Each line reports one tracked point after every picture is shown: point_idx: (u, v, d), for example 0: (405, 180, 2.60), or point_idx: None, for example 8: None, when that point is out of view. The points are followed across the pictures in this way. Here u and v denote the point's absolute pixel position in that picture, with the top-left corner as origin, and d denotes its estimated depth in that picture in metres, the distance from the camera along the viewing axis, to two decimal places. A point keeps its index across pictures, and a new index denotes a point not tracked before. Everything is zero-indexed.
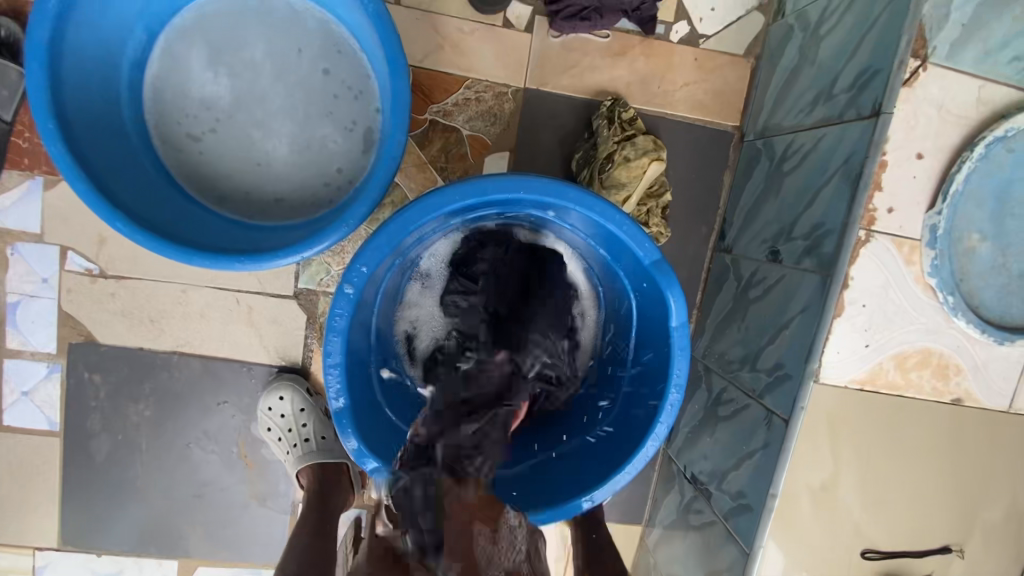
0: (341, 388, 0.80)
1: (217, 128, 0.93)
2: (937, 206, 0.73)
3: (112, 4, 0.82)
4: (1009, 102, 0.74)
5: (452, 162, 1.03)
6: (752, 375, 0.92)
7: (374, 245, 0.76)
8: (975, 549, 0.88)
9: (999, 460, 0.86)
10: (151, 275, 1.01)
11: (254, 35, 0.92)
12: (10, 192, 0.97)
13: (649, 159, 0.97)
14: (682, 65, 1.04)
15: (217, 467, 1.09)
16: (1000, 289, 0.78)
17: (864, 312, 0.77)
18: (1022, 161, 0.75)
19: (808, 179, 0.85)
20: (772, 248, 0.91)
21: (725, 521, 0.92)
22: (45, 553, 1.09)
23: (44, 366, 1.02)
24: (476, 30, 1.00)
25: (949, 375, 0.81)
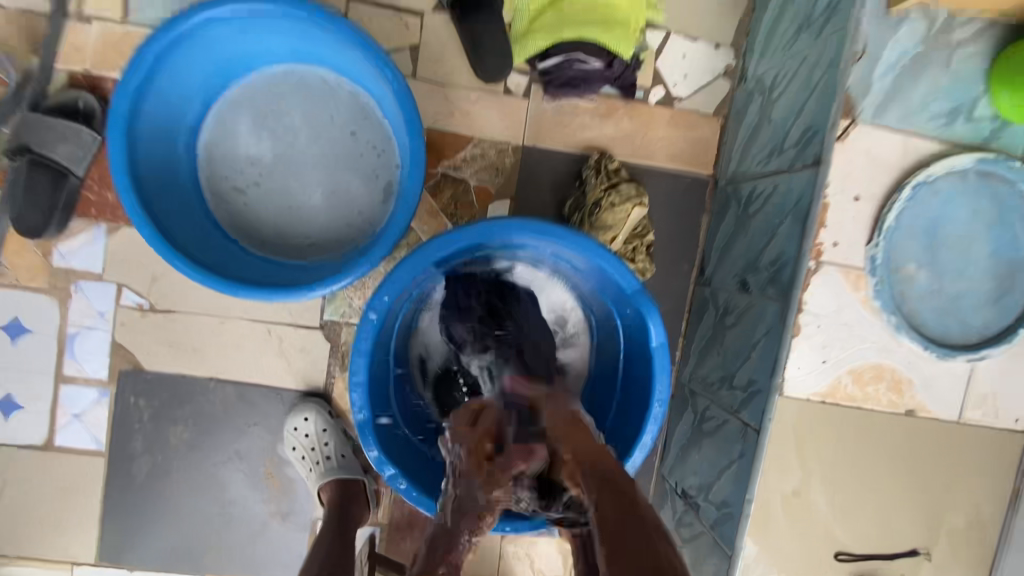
0: (364, 403, 0.91)
1: (259, 182, 1.09)
2: (875, 239, 0.86)
3: (178, 83, 0.98)
4: (931, 153, 0.87)
5: (460, 208, 1.18)
6: (729, 393, 1.02)
7: (393, 278, 0.89)
8: (940, 553, 0.96)
9: (957, 467, 0.95)
10: (195, 309, 1.14)
11: (292, 103, 1.08)
12: (76, 237, 1.11)
13: (632, 204, 1.11)
14: (661, 123, 1.19)
15: (244, 486, 1.19)
16: (938, 312, 0.89)
17: (820, 331, 0.88)
18: (948, 202, 0.88)
19: (768, 218, 0.98)
20: (741, 279, 1.04)
21: (712, 530, 1.00)
22: (83, 568, 1.18)
23: (95, 391, 1.14)
24: (481, 96, 1.16)
25: (902, 389, 0.91)
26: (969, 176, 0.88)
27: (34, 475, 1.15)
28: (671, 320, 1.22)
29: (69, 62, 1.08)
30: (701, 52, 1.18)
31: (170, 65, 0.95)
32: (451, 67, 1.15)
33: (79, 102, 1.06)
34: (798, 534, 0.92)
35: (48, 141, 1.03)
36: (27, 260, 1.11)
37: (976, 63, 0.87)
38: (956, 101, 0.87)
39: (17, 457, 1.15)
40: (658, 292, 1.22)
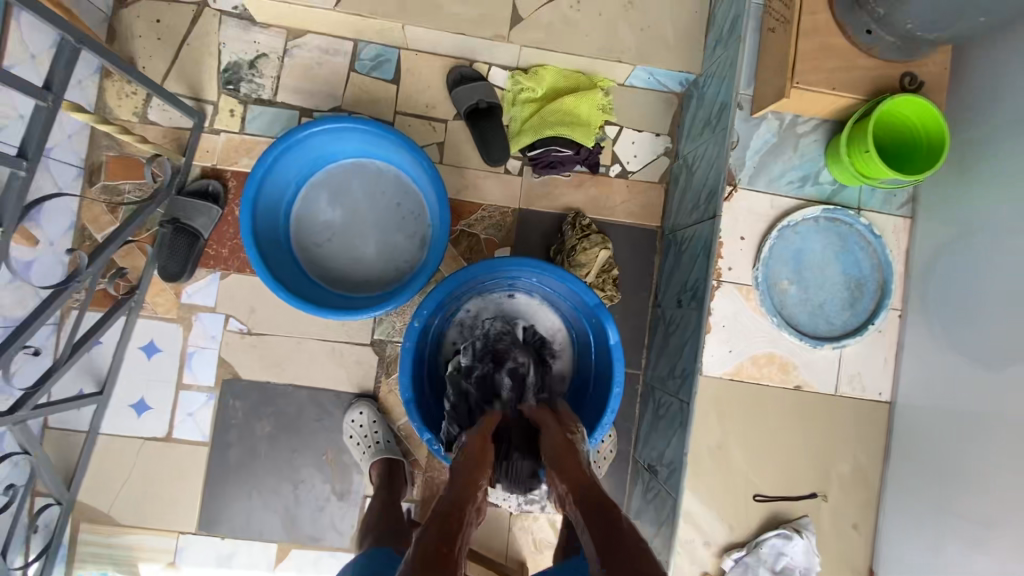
0: (409, 385, 1.28)
1: (332, 239, 1.52)
2: (756, 265, 1.27)
3: (283, 175, 1.44)
4: (790, 206, 1.30)
5: (474, 255, 1.61)
6: (673, 381, 1.39)
7: (431, 297, 1.30)
8: (834, 496, 1.29)
9: (838, 429, 1.30)
10: (280, 332, 1.55)
11: (356, 185, 1.54)
12: (199, 280, 1.55)
13: (600, 248, 1.53)
14: (619, 190, 1.63)
15: (311, 469, 1.55)
16: (808, 314, 1.29)
17: (725, 328, 1.27)
18: (806, 238, 1.30)
19: (691, 253, 1.40)
20: (678, 299, 1.43)
21: (665, 484, 1.35)
22: (186, 536, 1.52)
23: (204, 395, 1.54)
24: (488, 175, 1.62)
25: (789, 370, 1.29)
26: (821, 221, 1.30)
27: (155, 461, 1.52)
28: (634, 335, 1.61)
29: (203, 160, 1.57)
30: (646, 139, 1.64)
31: (280, 164, 1.41)
32: (466, 156, 1.62)
33: (210, 187, 1.54)
34: (722, 479, 1.28)
35: (191, 215, 1.49)
36: (163, 298, 1.54)
37: (817, 147, 1.30)
38: (805, 171, 1.30)
39: (144, 446, 1.52)
40: (624, 314, 1.61)
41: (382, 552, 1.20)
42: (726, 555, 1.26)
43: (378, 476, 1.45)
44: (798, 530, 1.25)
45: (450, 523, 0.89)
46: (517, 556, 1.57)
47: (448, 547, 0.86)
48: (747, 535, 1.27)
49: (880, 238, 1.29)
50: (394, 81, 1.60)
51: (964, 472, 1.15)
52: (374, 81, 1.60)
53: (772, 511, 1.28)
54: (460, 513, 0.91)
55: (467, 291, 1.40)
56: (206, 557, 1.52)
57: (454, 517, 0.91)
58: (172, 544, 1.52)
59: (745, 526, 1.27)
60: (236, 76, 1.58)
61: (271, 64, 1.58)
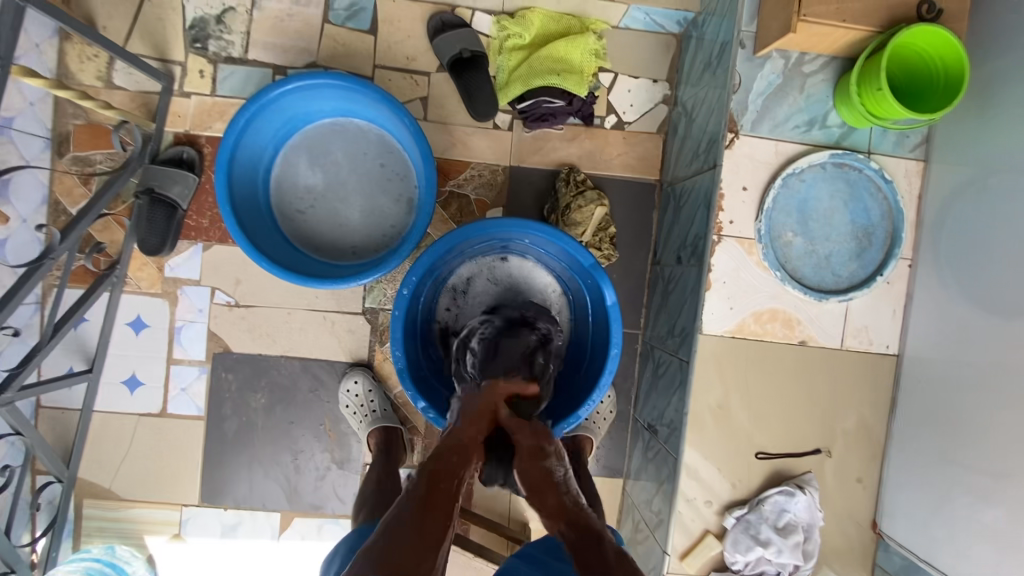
0: (401, 354, 1.25)
1: (315, 205, 1.46)
2: (760, 217, 1.21)
3: (258, 138, 1.37)
4: (796, 152, 1.22)
5: (465, 216, 1.54)
6: (672, 341, 1.35)
7: (419, 263, 1.25)
8: (838, 450, 1.27)
9: (844, 385, 1.26)
10: (268, 303, 1.51)
11: (337, 146, 1.47)
12: (181, 253, 1.50)
13: (595, 205, 1.47)
14: (615, 142, 1.55)
15: (310, 439, 1.54)
16: (814, 267, 1.23)
17: (726, 285, 1.22)
18: (812, 187, 1.23)
19: (691, 207, 1.32)
20: (677, 255, 1.37)
21: (665, 444, 1.32)
22: (189, 508, 1.52)
23: (196, 369, 1.51)
24: (476, 131, 1.54)
25: (793, 326, 1.24)
26: (828, 167, 1.23)
27: (152, 436, 1.51)
28: (633, 295, 1.55)
29: (174, 126, 1.49)
30: (642, 86, 1.54)
31: (254, 126, 1.33)
32: (452, 111, 1.53)
33: (184, 154, 1.47)
34: (724, 437, 1.25)
35: (166, 184, 1.42)
36: (146, 272, 1.49)
37: (824, 87, 1.22)
38: (813, 115, 1.22)
39: (140, 423, 1.51)
40: (622, 273, 1.55)
41: (369, 526, 1.17)
42: (728, 513, 1.24)
43: (377, 445, 1.43)
44: (801, 487, 1.23)
45: (446, 479, 0.85)
46: (520, 517, 1.57)
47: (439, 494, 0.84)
48: (749, 493, 1.25)
49: (890, 184, 1.22)
50: (371, 32, 1.50)
51: (971, 423, 1.12)
52: (351, 33, 1.50)
53: (775, 469, 1.26)
54: (455, 465, 0.87)
55: (452, 259, 1.35)
56: (211, 528, 1.53)
57: (450, 464, 0.87)
58: (176, 517, 1.52)
59: (748, 483, 1.25)
60: (203, 33, 1.48)
61: (239, 18, 1.48)
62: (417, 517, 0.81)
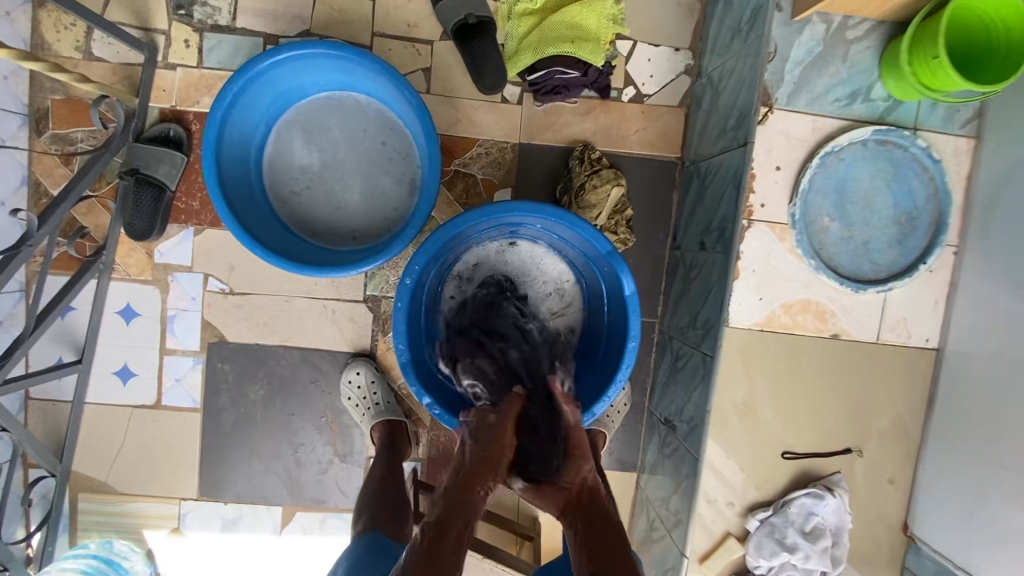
0: (404, 348, 1.17)
1: (311, 187, 1.36)
2: (794, 200, 1.11)
3: (248, 114, 1.27)
4: (836, 128, 1.11)
5: (471, 198, 1.44)
6: (694, 333, 1.26)
7: (423, 250, 1.16)
8: (870, 449, 1.19)
9: (879, 382, 1.18)
10: (264, 290, 1.43)
11: (334, 123, 1.36)
12: (171, 237, 1.41)
13: (612, 185, 1.36)
14: (633, 116, 1.44)
15: (311, 432, 1.47)
16: (852, 255, 1.13)
17: (756, 274, 1.13)
18: (852, 167, 1.12)
19: (717, 188, 1.22)
20: (701, 241, 1.27)
21: (684, 442, 1.25)
22: (188, 502, 1.47)
23: (190, 359, 1.44)
24: (483, 105, 1.43)
25: (826, 318, 1.15)
26: (870, 145, 1.12)
27: (147, 429, 1.45)
28: (650, 281, 1.46)
29: (160, 101, 1.39)
30: (663, 55, 1.42)
31: (243, 101, 1.23)
32: (457, 84, 1.42)
33: (170, 132, 1.38)
34: (748, 435, 1.17)
35: (152, 164, 1.34)
36: (135, 258, 1.41)
37: (869, 55, 1.10)
38: (855, 87, 1.11)
39: (134, 415, 1.45)
40: (639, 259, 1.46)
41: (371, 539, 1.14)
42: (751, 516, 1.17)
43: (380, 439, 1.36)
44: (829, 489, 1.15)
45: (454, 522, 0.92)
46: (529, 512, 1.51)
47: (452, 534, 0.91)
48: (774, 494, 1.18)
49: (937, 163, 1.11)
50: None
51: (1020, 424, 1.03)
52: None
53: (802, 469, 1.18)
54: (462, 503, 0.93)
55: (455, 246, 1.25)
56: (210, 522, 1.48)
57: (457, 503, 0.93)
58: (175, 511, 1.47)
59: (773, 484, 1.18)
60: None
61: None
62: (427, 553, 0.89)
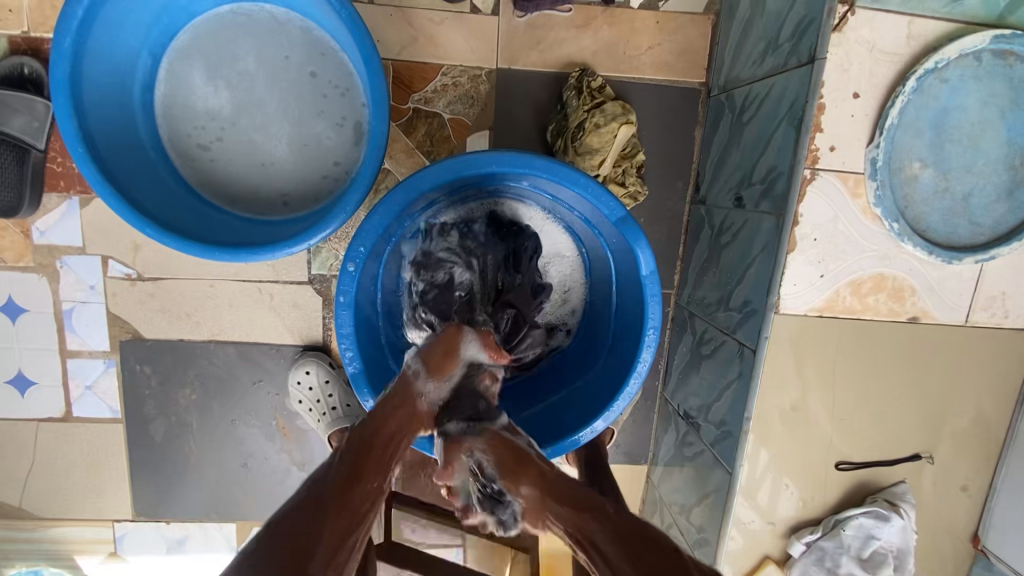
0: (354, 354, 0.89)
1: (223, 138, 1.02)
2: (876, 140, 0.80)
3: (119, 39, 0.92)
4: (938, 36, 0.79)
5: (437, 145, 1.12)
6: (726, 315, 0.99)
7: (367, 227, 0.86)
8: (943, 454, 0.96)
9: (963, 373, 0.92)
10: (182, 274, 1.14)
11: (244, 47, 1.01)
12: (52, 212, 1.09)
13: (618, 123, 1.04)
14: (645, 29, 1.09)
15: (260, 440, 1.23)
16: (945, 212, 0.84)
17: (817, 244, 0.84)
18: (956, 91, 0.81)
19: (764, 125, 0.91)
20: (736, 196, 0.98)
21: (712, 448, 1.01)
22: (123, 524, 1.25)
23: (102, 362, 1.17)
24: (447, 18, 1.07)
25: (904, 297, 0.88)
26: (982, 59, 0.80)
27: (61, 445, 1.20)
28: (666, 244, 1.18)
29: (6, 26, 1.03)
30: None
31: (102, 20, 0.88)
32: None
33: (24, 69, 1.02)
34: (795, 444, 0.93)
35: (2, 116, 1.00)
36: (9, 240, 1.10)
37: None
38: None
39: (41, 430, 1.19)
40: (652, 216, 1.16)
41: None
42: (795, 538, 0.96)
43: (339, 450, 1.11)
44: (894, 506, 0.93)
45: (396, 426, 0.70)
46: None
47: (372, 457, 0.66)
48: (822, 511, 0.96)
49: None
50: None
51: None
52: None
53: (858, 481, 0.96)
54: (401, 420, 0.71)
55: (453, 190, 0.94)
56: (154, 543, 1.27)
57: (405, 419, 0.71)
58: (109, 534, 1.26)
59: (822, 499, 0.96)
60: None
61: None
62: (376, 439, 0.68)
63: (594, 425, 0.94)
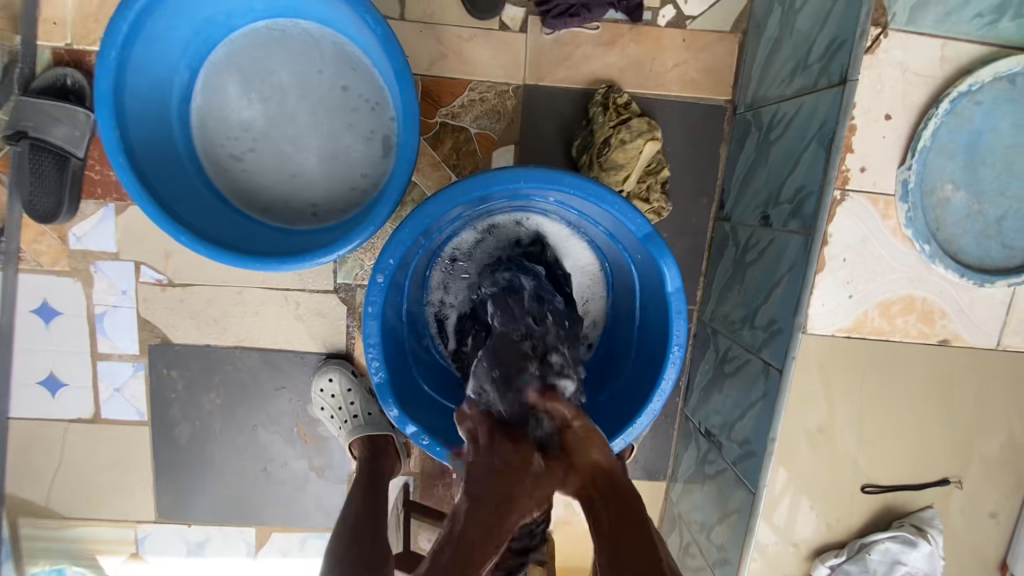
0: (380, 364, 0.90)
1: (256, 148, 1.05)
2: (907, 161, 0.80)
3: (159, 53, 0.95)
4: (971, 59, 0.79)
5: (463, 159, 1.13)
6: (751, 332, 0.99)
7: (395, 240, 0.87)
8: (973, 480, 0.94)
9: (995, 397, 0.91)
10: (210, 280, 1.16)
11: (278, 62, 1.03)
12: (88, 218, 1.12)
13: (644, 140, 1.05)
14: (672, 47, 1.10)
15: (281, 445, 1.24)
16: (978, 235, 0.84)
17: (846, 265, 0.84)
18: (991, 114, 0.81)
19: (792, 144, 0.91)
20: (763, 213, 0.98)
21: (735, 468, 1.00)
22: (145, 525, 1.27)
23: (130, 365, 1.19)
24: (476, 35, 1.09)
25: (934, 319, 0.87)
26: (1017, 82, 0.80)
27: (88, 446, 1.22)
28: (688, 259, 1.18)
29: (51, 39, 1.06)
30: None
31: (146, 36, 0.91)
32: (440, 6, 1.08)
33: (67, 80, 1.06)
34: (821, 465, 0.92)
35: (44, 125, 1.03)
36: (45, 244, 1.13)
37: None
38: None
39: (70, 431, 1.21)
40: (675, 232, 1.16)
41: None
42: (819, 561, 0.95)
43: (360, 457, 1.12)
44: (921, 531, 0.92)
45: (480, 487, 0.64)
46: None
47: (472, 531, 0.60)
48: (846, 534, 0.95)
49: None
50: None
51: None
52: None
53: (885, 504, 0.94)
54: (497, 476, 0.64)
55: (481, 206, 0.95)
56: (174, 545, 1.29)
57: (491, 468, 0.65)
58: (132, 535, 1.28)
59: (846, 521, 0.95)
60: None
61: None
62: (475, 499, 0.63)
63: (616, 441, 0.94)
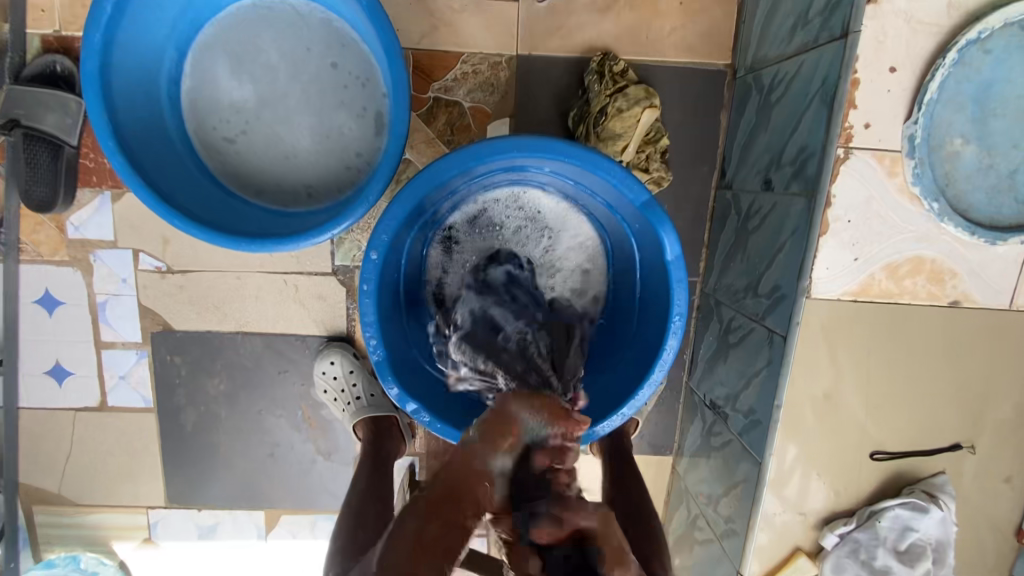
0: (378, 343, 0.89)
1: (247, 131, 1.03)
2: (914, 115, 0.77)
3: (144, 35, 0.94)
4: (979, 5, 0.76)
5: (457, 134, 1.11)
6: (755, 301, 0.97)
7: (388, 216, 0.86)
8: (986, 444, 0.92)
9: (1008, 358, 0.88)
10: (210, 267, 1.16)
11: (266, 40, 1.01)
12: (85, 207, 1.12)
13: (642, 107, 1.01)
14: (668, 11, 1.07)
15: (287, 429, 1.24)
16: (989, 190, 0.81)
17: (851, 226, 0.81)
18: (1003, 62, 0.77)
19: (795, 103, 0.88)
20: (765, 177, 0.95)
21: (740, 438, 0.99)
22: (157, 511, 1.29)
23: (134, 353, 1.19)
24: (466, 6, 1.07)
25: (944, 280, 0.84)
26: None
27: (97, 433, 1.24)
28: (690, 230, 1.15)
29: (39, 26, 1.05)
30: None
31: (131, 17, 0.91)
32: None
33: (56, 67, 1.05)
34: (828, 433, 0.90)
35: (36, 113, 1.03)
36: (44, 234, 1.13)
37: None
38: None
39: (78, 420, 1.23)
40: (676, 202, 1.14)
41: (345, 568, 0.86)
42: (828, 530, 0.93)
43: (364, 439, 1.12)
44: (932, 498, 0.90)
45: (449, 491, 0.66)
46: None
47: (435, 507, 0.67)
48: (855, 502, 0.94)
49: None
50: None
51: None
52: None
53: (894, 471, 0.93)
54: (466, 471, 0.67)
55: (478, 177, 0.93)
56: (186, 530, 1.30)
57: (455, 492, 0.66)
58: (144, 520, 1.29)
59: (854, 490, 0.93)
60: None
61: None
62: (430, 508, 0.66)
63: (618, 415, 0.92)
